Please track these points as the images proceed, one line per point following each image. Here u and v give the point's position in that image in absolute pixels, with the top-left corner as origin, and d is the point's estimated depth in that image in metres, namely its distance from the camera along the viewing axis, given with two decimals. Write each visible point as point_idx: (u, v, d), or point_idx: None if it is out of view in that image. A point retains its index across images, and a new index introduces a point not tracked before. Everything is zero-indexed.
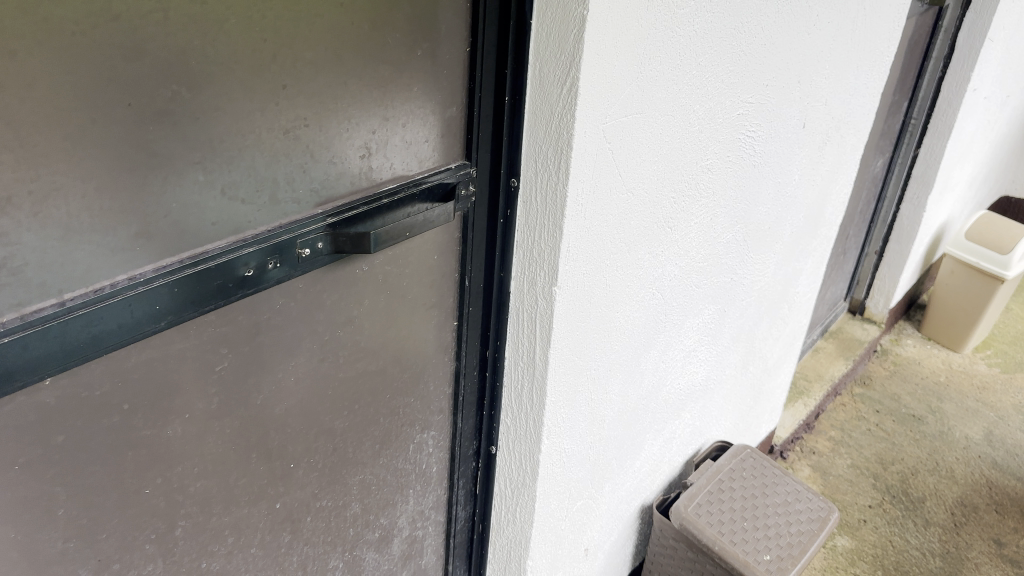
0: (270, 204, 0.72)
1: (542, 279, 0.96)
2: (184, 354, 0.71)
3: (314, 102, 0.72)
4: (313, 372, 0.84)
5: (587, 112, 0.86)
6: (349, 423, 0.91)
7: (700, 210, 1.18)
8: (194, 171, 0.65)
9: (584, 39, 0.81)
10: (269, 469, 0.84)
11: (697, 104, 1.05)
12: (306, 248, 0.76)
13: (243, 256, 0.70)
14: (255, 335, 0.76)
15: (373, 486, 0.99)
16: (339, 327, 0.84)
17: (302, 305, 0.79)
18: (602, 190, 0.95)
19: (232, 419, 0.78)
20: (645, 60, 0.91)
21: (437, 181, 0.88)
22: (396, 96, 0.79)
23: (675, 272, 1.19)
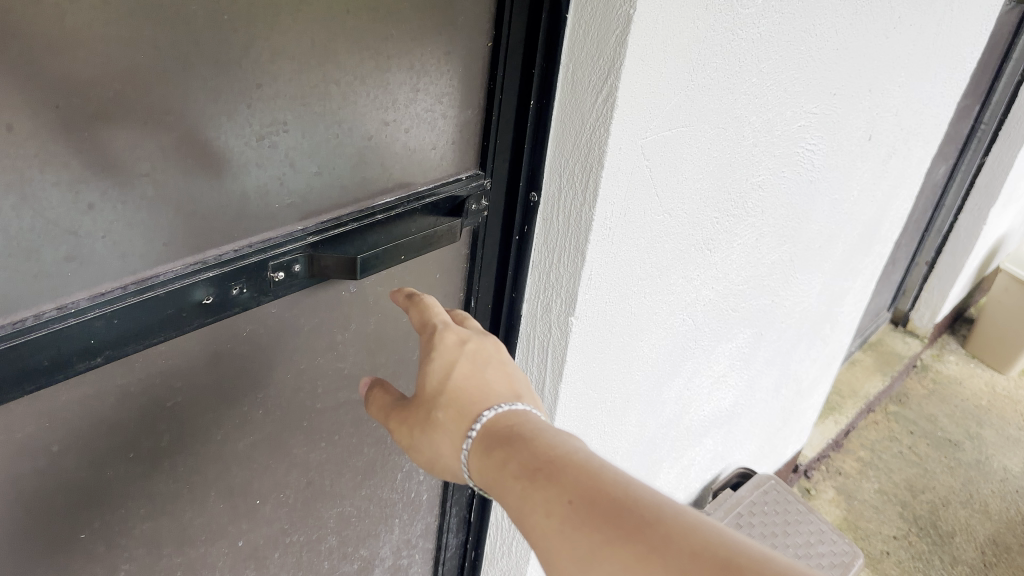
0: (236, 221, 0.62)
1: (557, 307, 0.85)
2: (127, 390, 0.61)
3: (298, 103, 0.61)
4: (285, 402, 0.75)
5: (624, 126, 0.74)
6: (324, 453, 0.83)
7: (746, 229, 1.05)
8: (142, 183, 0.54)
9: (628, 42, 0.68)
10: (231, 506, 0.75)
11: (754, 116, 0.92)
12: (280, 271, 0.65)
13: (202, 283, 0.59)
14: (217, 365, 0.67)
15: (351, 517, 0.91)
16: (320, 353, 0.76)
17: (274, 332, 0.70)
18: (635, 212, 0.83)
19: (187, 456, 0.68)
20: (699, 66, 0.78)
21: (443, 192, 0.78)
22: (398, 98, 0.69)
23: (711, 296, 1.07)
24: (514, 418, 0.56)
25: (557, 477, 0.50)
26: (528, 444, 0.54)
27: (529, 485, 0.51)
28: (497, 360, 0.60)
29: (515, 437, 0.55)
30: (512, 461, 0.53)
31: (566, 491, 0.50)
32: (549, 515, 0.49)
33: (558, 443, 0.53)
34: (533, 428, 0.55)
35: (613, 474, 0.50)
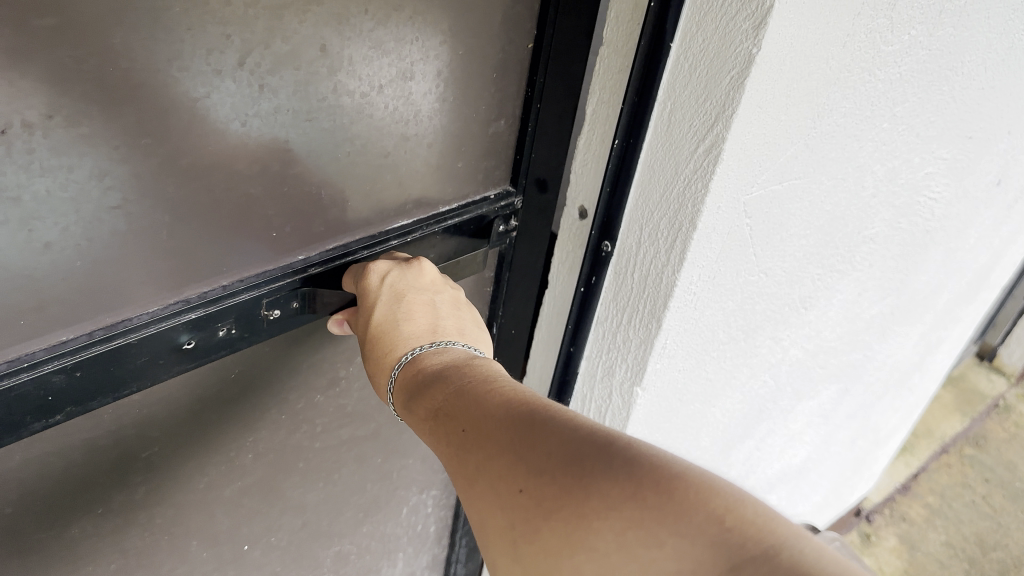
0: (228, 253, 0.51)
1: (621, 374, 0.74)
2: (95, 445, 0.51)
3: (307, 118, 0.50)
4: (280, 445, 0.67)
5: (727, 181, 0.61)
6: (318, 492, 0.75)
7: (849, 285, 0.91)
8: (115, 212, 0.43)
9: (746, 85, 0.55)
10: (216, 554, 0.68)
11: (879, 164, 0.77)
12: (273, 309, 0.55)
13: (184, 326, 0.49)
14: (204, 413, 0.57)
15: (351, 554, 0.87)
16: (319, 391, 0.67)
17: (270, 372, 0.61)
18: (726, 275, 0.70)
19: (165, 508, 0.59)
20: (825, 111, 0.65)
21: (468, 214, 0.69)
22: (421, 108, 0.58)
23: (799, 355, 0.93)
24: (433, 355, 0.54)
25: (450, 397, 0.50)
26: (434, 379, 0.52)
27: (434, 425, 0.50)
28: (416, 290, 0.56)
29: (423, 372, 0.53)
30: (421, 406, 0.52)
31: (459, 415, 0.49)
32: (447, 440, 0.49)
33: (459, 375, 0.51)
34: (441, 361, 0.53)
35: (498, 386, 0.50)
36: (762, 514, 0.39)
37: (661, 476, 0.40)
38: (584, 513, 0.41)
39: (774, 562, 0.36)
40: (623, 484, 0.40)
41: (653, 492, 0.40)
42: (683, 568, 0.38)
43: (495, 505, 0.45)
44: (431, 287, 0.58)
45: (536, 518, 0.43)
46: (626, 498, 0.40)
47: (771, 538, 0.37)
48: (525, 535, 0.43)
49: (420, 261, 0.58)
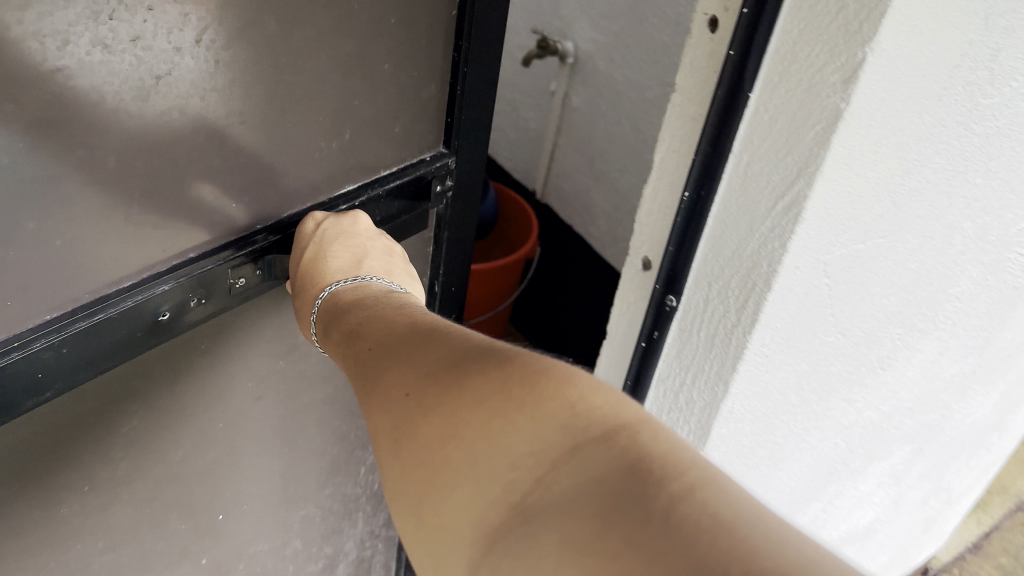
0: (200, 223, 0.49)
1: (682, 436, 0.70)
2: (81, 423, 0.50)
3: (264, 86, 0.47)
4: (241, 415, 0.63)
5: (807, 241, 0.57)
6: (287, 458, 0.72)
7: (930, 344, 0.85)
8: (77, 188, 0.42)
9: (832, 142, 0.52)
10: (193, 526, 0.65)
11: (968, 221, 0.72)
12: (241, 276, 0.53)
13: (160, 295, 0.47)
14: (180, 380, 0.55)
15: (317, 517, 0.83)
16: (279, 357, 0.64)
17: (235, 336, 0.58)
18: (801, 338, 0.66)
19: (144, 483, 0.58)
20: (914, 168, 0.60)
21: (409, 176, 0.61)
22: (400, 86, 0.57)
23: (873, 416, 0.88)
24: (351, 290, 0.53)
25: (360, 320, 0.48)
26: (346, 312, 0.51)
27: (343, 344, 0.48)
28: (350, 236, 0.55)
29: (339, 305, 0.52)
30: (336, 330, 0.50)
31: (366, 335, 0.46)
32: (350, 357, 0.46)
33: (375, 307, 0.50)
34: (359, 298, 0.52)
35: (404, 311, 0.47)
36: (643, 415, 0.37)
37: (530, 367, 0.38)
38: (456, 404, 0.38)
39: (629, 444, 0.35)
40: (490, 372, 0.38)
41: (518, 380, 0.37)
42: (541, 449, 0.35)
43: (379, 410, 0.41)
44: (365, 234, 0.57)
45: (414, 414, 0.39)
46: (494, 389, 0.37)
47: (626, 423, 0.36)
48: (405, 433, 0.39)
49: (356, 212, 0.57)
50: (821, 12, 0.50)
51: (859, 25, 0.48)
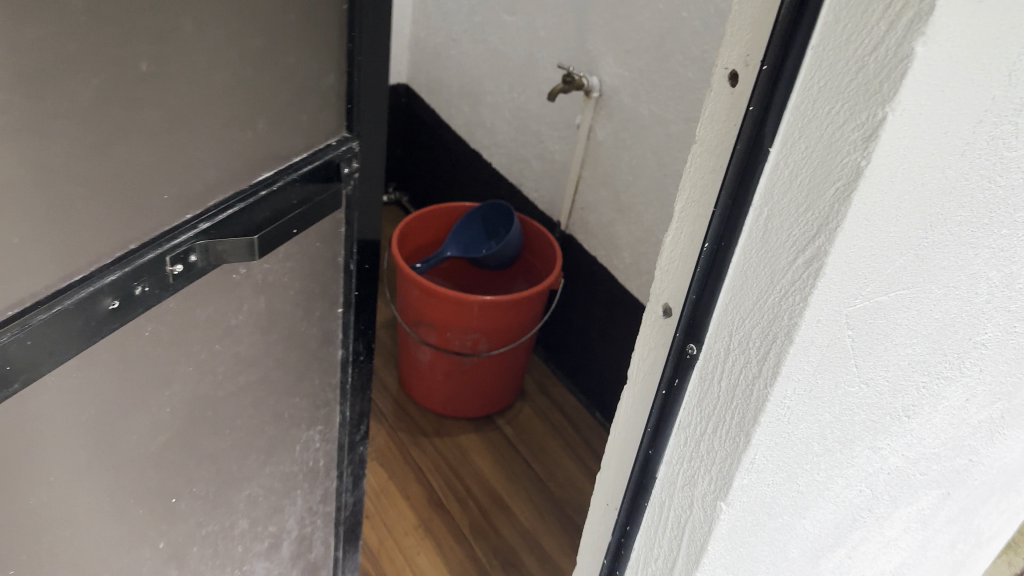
0: (144, 213, 0.52)
1: (702, 486, 0.69)
2: (43, 415, 0.52)
3: (196, 85, 0.51)
4: (190, 399, 0.66)
5: (828, 295, 0.57)
6: (232, 438, 0.75)
7: (956, 391, 0.84)
8: (41, 192, 0.44)
9: (853, 199, 0.52)
10: (149, 511, 0.68)
11: (994, 270, 0.71)
12: (184, 261, 0.56)
13: (108, 285, 0.51)
14: (130, 367, 0.57)
15: (260, 498, 0.84)
16: (217, 342, 0.66)
17: (183, 323, 0.60)
18: (824, 389, 0.65)
19: (105, 471, 0.61)
20: (938, 221, 0.60)
21: (320, 160, 0.65)
22: (307, 78, 0.61)
23: (898, 464, 0.86)
24: None
25: None
26: None
27: None
28: None
29: None
30: None
31: None
32: None
33: None
34: None
35: None
36: None
37: None
38: None
39: None
40: None
41: None
42: None
43: None
44: None
45: None
46: None
47: None
48: None
49: None
50: (840, 70, 0.50)
51: (879, 84, 0.48)
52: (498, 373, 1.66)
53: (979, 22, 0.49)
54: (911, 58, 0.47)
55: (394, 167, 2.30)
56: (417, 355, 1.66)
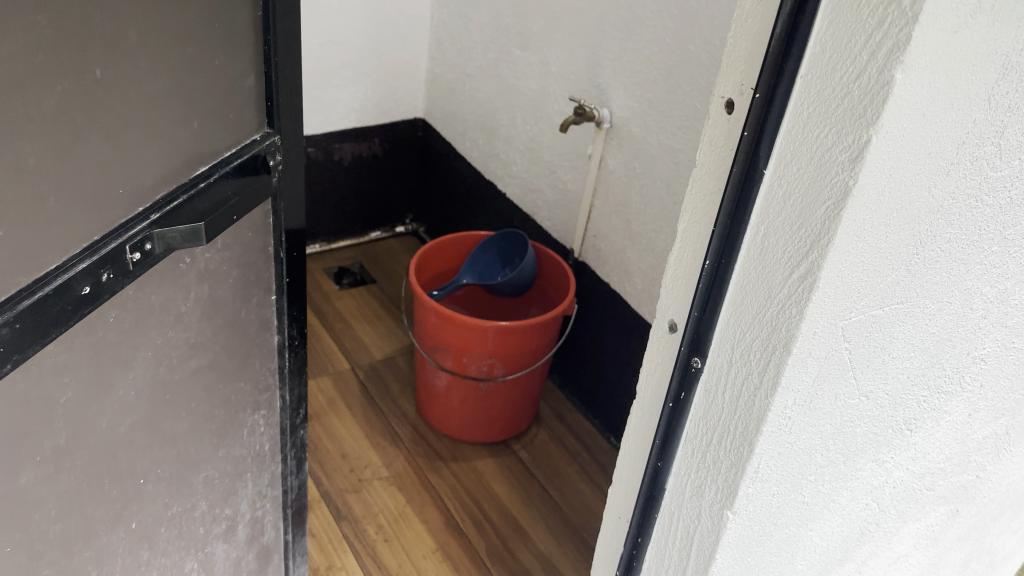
0: (107, 202, 0.56)
1: (710, 495, 0.72)
2: (26, 397, 0.55)
3: (148, 84, 0.56)
4: (151, 380, 0.68)
5: (824, 308, 0.60)
6: (193, 425, 0.76)
7: (957, 406, 0.86)
8: (9, 186, 0.48)
9: (842, 216, 0.55)
10: (121, 492, 0.69)
11: (987, 286, 0.74)
12: (142, 248, 0.59)
13: (79, 275, 0.54)
14: (95, 351, 0.60)
15: (216, 478, 0.84)
16: (171, 326, 0.68)
17: (140, 305, 0.63)
18: (824, 401, 0.68)
19: (82, 451, 0.63)
20: (927, 238, 0.63)
21: (247, 151, 0.68)
22: (236, 75, 0.65)
23: (903, 478, 0.89)
24: None
25: None
26: None
27: None
28: None
29: None
30: None
31: None
32: None
33: None
34: None
35: None
36: None
37: None
38: None
39: None
40: None
41: None
42: None
43: None
44: None
45: None
46: None
47: None
48: None
49: None
50: (827, 96, 0.54)
51: (863, 109, 0.52)
52: (514, 398, 1.69)
53: (956, 49, 0.52)
54: (891, 85, 0.51)
55: (411, 199, 2.36)
56: (434, 381, 1.69)
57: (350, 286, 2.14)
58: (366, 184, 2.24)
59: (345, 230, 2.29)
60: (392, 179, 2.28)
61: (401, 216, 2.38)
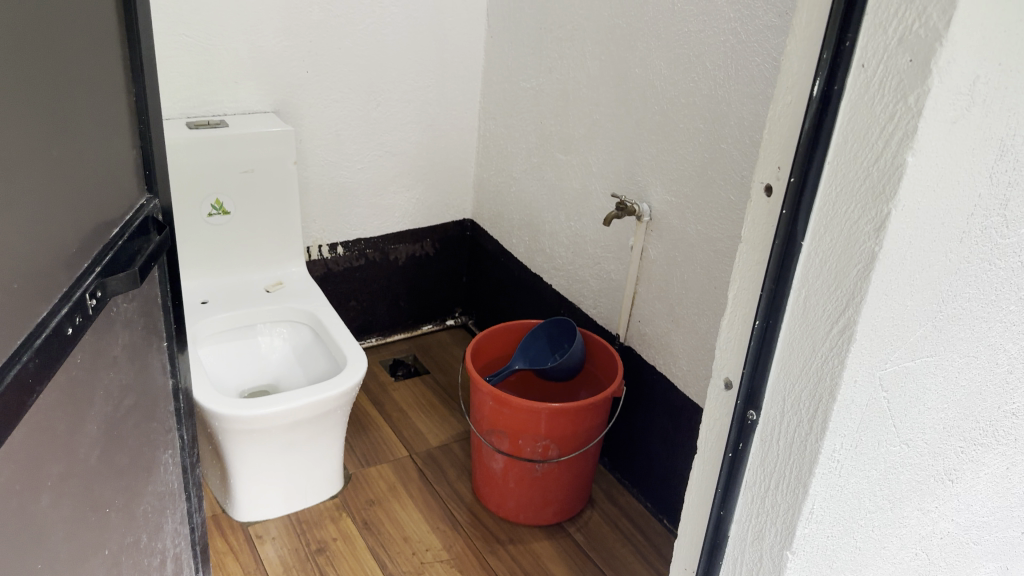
0: (75, 253, 0.72)
1: (771, 537, 0.79)
2: (42, 427, 0.66)
3: (86, 157, 0.74)
4: (107, 415, 0.80)
5: (862, 359, 0.69)
6: (133, 460, 0.87)
7: (995, 458, 0.93)
8: (36, 230, 0.64)
9: (871, 277, 0.65)
10: (98, 517, 0.79)
11: (1011, 342, 0.82)
12: (95, 295, 0.74)
13: (62, 315, 0.68)
14: (74, 387, 0.72)
15: (152, 511, 0.93)
16: (112, 365, 0.80)
17: (98, 343, 0.77)
18: (869, 446, 0.76)
19: (75, 478, 0.73)
20: (948, 297, 0.72)
21: (138, 214, 0.86)
22: (125, 152, 0.83)
23: (949, 529, 0.95)
24: None
25: None
26: None
27: None
28: None
29: None
30: None
31: None
32: None
33: None
34: None
35: None
36: None
37: None
38: None
39: None
40: None
41: None
42: None
43: None
44: None
45: None
46: None
47: None
48: None
49: None
50: (852, 178, 0.65)
51: (882, 187, 0.63)
52: (568, 479, 1.76)
53: (958, 136, 0.63)
54: (905, 166, 0.61)
55: (459, 295, 2.49)
56: (490, 464, 1.77)
57: (404, 377, 2.27)
58: (417, 281, 2.37)
59: (398, 324, 2.41)
60: (441, 275, 2.42)
61: (451, 310, 2.51)
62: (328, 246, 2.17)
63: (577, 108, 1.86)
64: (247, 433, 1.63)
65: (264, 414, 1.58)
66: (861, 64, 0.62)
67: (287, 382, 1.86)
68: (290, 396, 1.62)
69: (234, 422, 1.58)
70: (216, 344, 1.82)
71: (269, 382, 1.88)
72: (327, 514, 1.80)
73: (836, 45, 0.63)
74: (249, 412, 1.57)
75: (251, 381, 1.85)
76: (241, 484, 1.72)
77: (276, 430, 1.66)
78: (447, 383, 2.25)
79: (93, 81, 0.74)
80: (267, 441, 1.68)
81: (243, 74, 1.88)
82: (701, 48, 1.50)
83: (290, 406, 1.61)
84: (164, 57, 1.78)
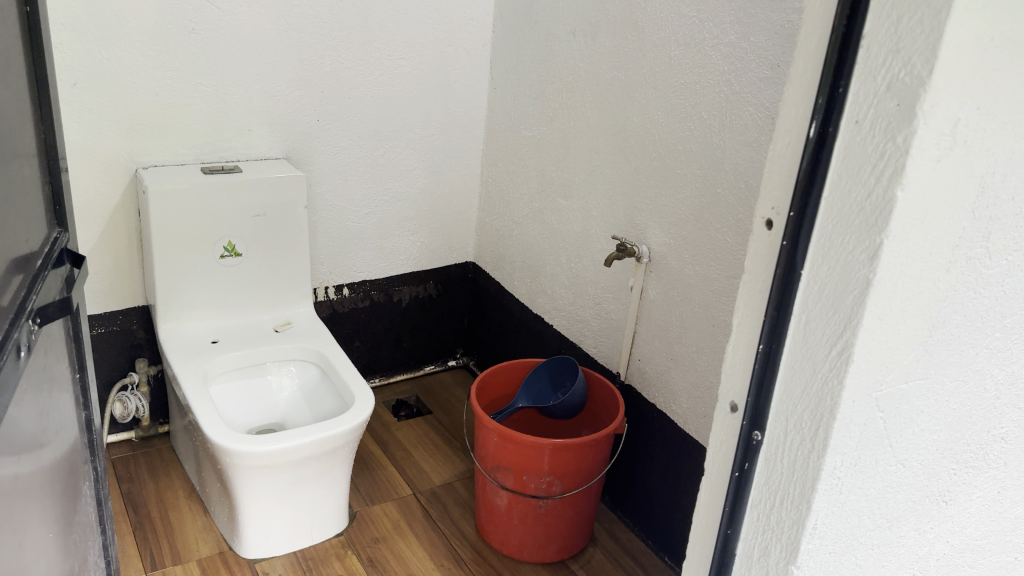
0: (19, 279, 0.82)
1: (776, 553, 0.83)
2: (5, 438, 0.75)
3: (21, 192, 0.85)
4: (45, 433, 0.88)
5: (859, 380, 0.75)
6: (65, 486, 0.96)
7: (986, 482, 0.97)
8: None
9: (865, 303, 0.71)
10: (47, 530, 0.86)
11: (996, 368, 0.87)
12: (32, 322, 0.84)
13: (13, 338, 0.77)
14: (21, 407, 0.80)
15: (80, 537, 1.01)
16: (45, 387, 0.90)
17: (37, 363, 0.87)
18: (867, 465, 0.81)
19: (28, 492, 0.81)
20: (939, 323, 0.78)
21: (57, 250, 0.96)
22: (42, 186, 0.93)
23: (944, 551, 0.99)
24: None
25: None
26: None
27: None
28: None
29: None
30: None
31: None
32: None
33: None
34: None
35: None
36: None
37: None
38: None
39: None
40: None
41: None
42: None
43: None
44: None
45: None
46: None
47: None
48: None
49: None
50: (847, 212, 0.71)
51: (876, 220, 0.69)
52: (570, 516, 1.79)
53: (946, 173, 0.69)
54: (895, 201, 0.68)
55: (461, 337, 2.53)
56: (494, 500, 1.80)
57: (407, 417, 2.30)
58: (420, 323, 2.42)
59: (401, 365, 2.46)
60: (443, 317, 2.47)
61: (453, 351, 2.55)
62: (334, 288, 2.22)
63: (577, 155, 1.93)
64: (256, 469, 1.66)
65: (275, 449, 1.62)
66: (855, 111, 0.69)
67: (294, 421, 1.89)
68: (300, 432, 1.65)
69: (245, 457, 1.61)
70: (227, 383, 1.86)
71: (277, 421, 1.92)
72: (331, 551, 1.82)
73: (830, 91, 0.69)
74: (261, 447, 1.61)
75: (259, 419, 1.88)
76: (248, 520, 1.74)
77: (285, 466, 1.69)
78: (449, 423, 2.28)
79: (21, 123, 0.85)
80: (275, 476, 1.71)
81: (255, 122, 1.96)
82: (697, 98, 1.58)
83: (301, 442, 1.64)
84: (181, 105, 1.86)
